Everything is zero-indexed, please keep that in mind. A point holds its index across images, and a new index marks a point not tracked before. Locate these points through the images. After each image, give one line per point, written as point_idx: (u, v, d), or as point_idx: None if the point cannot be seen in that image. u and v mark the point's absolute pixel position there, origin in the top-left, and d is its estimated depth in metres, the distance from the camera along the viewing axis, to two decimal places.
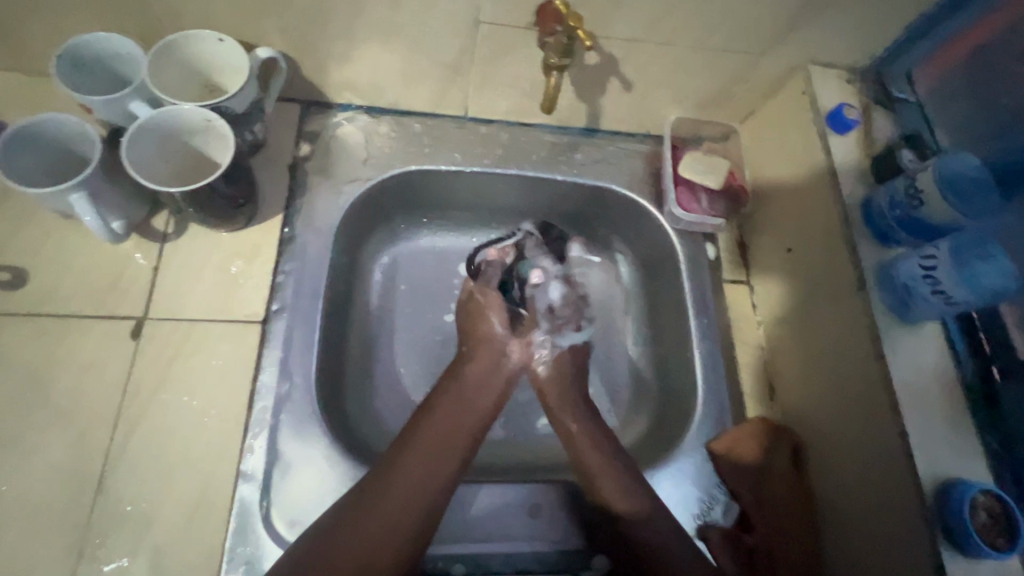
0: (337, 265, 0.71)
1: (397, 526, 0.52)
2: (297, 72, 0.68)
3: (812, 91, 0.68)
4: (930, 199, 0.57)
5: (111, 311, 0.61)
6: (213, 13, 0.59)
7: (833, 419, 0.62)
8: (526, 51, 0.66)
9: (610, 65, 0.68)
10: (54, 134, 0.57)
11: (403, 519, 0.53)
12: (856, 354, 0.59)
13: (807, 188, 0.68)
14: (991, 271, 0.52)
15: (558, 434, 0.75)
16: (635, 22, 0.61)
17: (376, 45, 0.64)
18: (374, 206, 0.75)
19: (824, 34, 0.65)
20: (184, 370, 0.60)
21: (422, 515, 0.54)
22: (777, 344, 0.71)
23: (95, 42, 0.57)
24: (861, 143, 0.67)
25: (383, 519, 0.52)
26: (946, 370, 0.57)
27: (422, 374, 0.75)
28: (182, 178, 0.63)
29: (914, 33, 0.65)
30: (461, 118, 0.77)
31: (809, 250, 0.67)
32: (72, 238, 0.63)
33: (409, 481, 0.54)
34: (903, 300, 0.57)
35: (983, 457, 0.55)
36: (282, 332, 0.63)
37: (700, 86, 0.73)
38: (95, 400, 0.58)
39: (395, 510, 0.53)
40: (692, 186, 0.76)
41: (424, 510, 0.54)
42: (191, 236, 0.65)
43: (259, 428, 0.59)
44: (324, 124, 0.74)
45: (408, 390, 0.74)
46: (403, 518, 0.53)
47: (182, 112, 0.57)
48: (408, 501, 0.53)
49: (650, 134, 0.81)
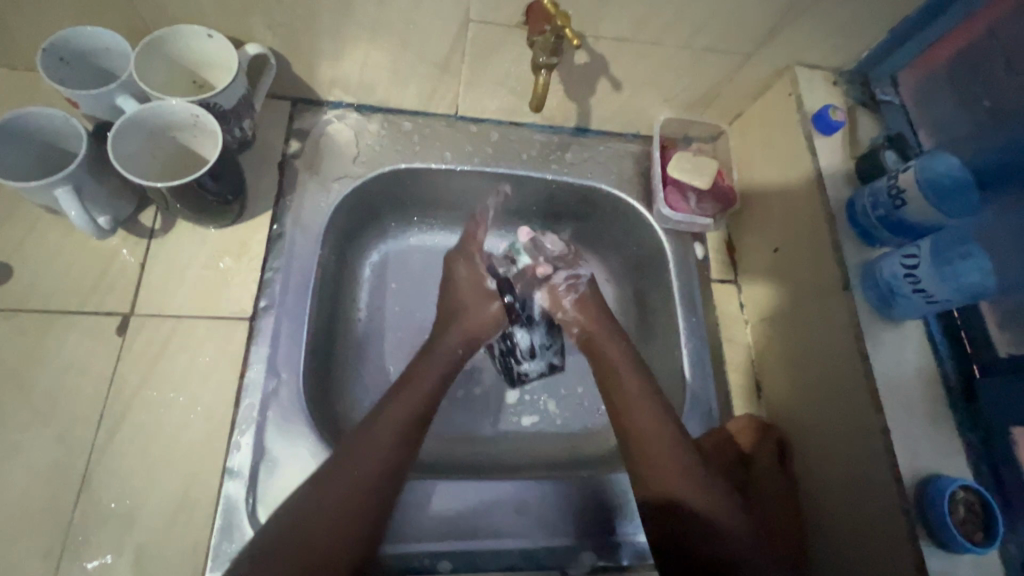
0: (326, 262, 0.71)
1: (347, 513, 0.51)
2: (287, 69, 0.68)
3: (798, 93, 0.69)
4: (912, 199, 0.58)
5: (97, 308, 0.60)
6: (201, 8, 0.59)
7: (817, 417, 0.63)
8: (515, 50, 0.66)
9: (599, 65, 0.68)
10: (40, 129, 0.57)
11: (356, 508, 0.52)
12: (840, 351, 0.60)
13: (792, 188, 0.69)
14: (970, 269, 0.53)
15: (545, 432, 0.76)
16: (624, 22, 0.62)
17: (366, 44, 0.64)
18: (364, 203, 0.75)
19: (809, 37, 0.66)
20: (170, 367, 0.59)
21: (370, 502, 0.53)
22: (763, 343, 0.72)
23: (81, 36, 0.57)
24: (846, 144, 0.68)
25: (335, 506, 0.51)
26: (927, 367, 0.58)
27: None
28: (170, 174, 0.63)
29: (898, 35, 0.66)
30: (452, 117, 0.77)
31: (794, 250, 0.68)
32: (58, 234, 0.62)
33: (363, 465, 0.54)
34: (886, 298, 0.58)
35: (963, 453, 0.56)
36: (269, 329, 0.63)
37: (688, 87, 0.73)
38: (79, 397, 0.57)
39: (344, 495, 0.52)
40: (681, 187, 0.76)
41: (372, 496, 0.53)
42: (179, 232, 0.65)
43: (246, 424, 0.59)
44: (313, 122, 0.74)
45: None
46: (353, 505, 0.52)
47: (170, 107, 0.57)
48: (360, 486, 0.53)
49: (639, 134, 0.82)
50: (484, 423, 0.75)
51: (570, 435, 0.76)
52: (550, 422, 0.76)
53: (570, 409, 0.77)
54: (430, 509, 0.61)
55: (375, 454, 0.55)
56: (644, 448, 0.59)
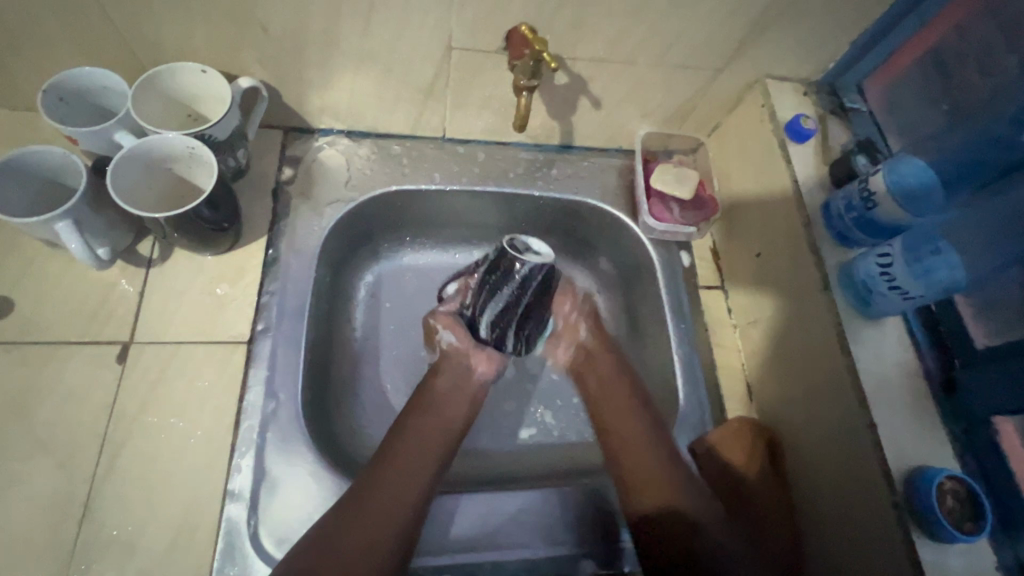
0: (321, 284, 0.72)
1: (377, 548, 0.52)
2: (278, 99, 0.71)
3: (770, 104, 0.72)
4: (882, 201, 0.60)
5: (97, 337, 0.62)
6: (194, 46, 0.61)
7: (806, 416, 0.64)
8: (496, 74, 0.69)
9: (578, 84, 0.71)
10: (40, 166, 0.59)
11: (382, 542, 0.53)
12: (824, 351, 0.62)
13: (770, 194, 0.71)
14: (941, 266, 0.55)
15: (543, 441, 0.77)
16: (600, 43, 0.65)
17: (354, 72, 0.67)
18: (357, 226, 0.77)
19: (776, 51, 0.69)
20: (170, 392, 0.60)
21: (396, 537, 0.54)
22: (752, 345, 0.73)
23: (79, 76, 0.59)
24: (818, 150, 0.70)
25: (363, 542, 0.52)
26: (909, 362, 0.59)
27: (408, 390, 0.76)
28: (167, 206, 0.65)
29: (862, 46, 0.69)
30: (440, 139, 0.80)
31: (776, 254, 0.70)
32: (57, 266, 0.64)
33: (386, 501, 0.55)
34: (864, 297, 0.60)
35: (948, 445, 0.57)
36: (267, 352, 0.64)
37: (666, 102, 0.76)
38: (81, 425, 0.58)
39: (372, 528, 0.53)
40: (663, 198, 0.79)
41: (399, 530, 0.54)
42: (176, 260, 0.67)
43: (245, 447, 0.59)
44: (305, 149, 0.76)
45: (395, 406, 0.75)
46: (385, 534, 0.53)
47: (166, 140, 0.59)
48: (388, 521, 0.54)
49: (621, 149, 0.85)
50: (484, 436, 0.76)
51: (568, 445, 0.78)
52: (547, 431, 0.78)
53: (567, 419, 0.79)
54: (434, 524, 0.62)
55: (399, 491, 0.56)
56: (616, 446, 0.67)
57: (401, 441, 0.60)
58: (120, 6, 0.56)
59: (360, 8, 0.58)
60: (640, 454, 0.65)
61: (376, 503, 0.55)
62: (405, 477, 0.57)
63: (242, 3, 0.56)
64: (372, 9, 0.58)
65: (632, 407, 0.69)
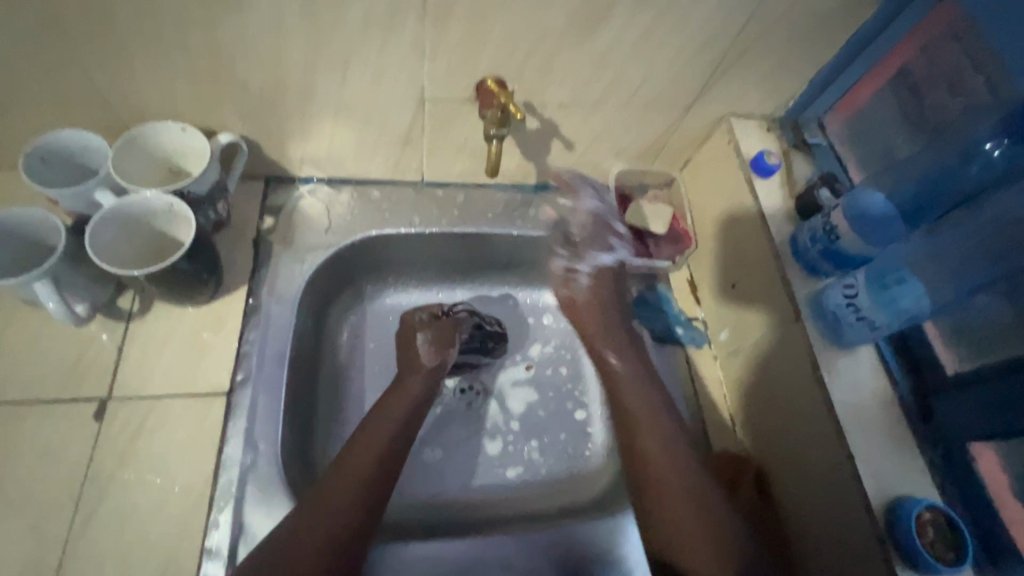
0: (302, 330, 0.73)
1: (332, 536, 0.54)
2: (259, 151, 0.72)
3: (735, 140, 0.75)
4: (845, 233, 0.61)
5: (74, 394, 0.61)
6: (174, 105, 0.64)
7: (785, 447, 0.64)
8: (470, 121, 0.71)
9: (550, 127, 0.74)
10: (20, 226, 0.60)
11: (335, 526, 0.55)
12: (800, 381, 0.62)
13: (740, 228, 0.73)
14: (906, 294, 0.56)
15: (529, 481, 0.77)
16: (567, 90, 0.68)
17: (332, 124, 0.69)
18: (338, 271, 0.78)
19: (736, 91, 0.72)
20: (148, 447, 0.60)
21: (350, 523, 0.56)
22: (733, 376, 0.74)
23: (61, 138, 0.61)
24: (784, 184, 0.73)
25: (317, 529, 0.54)
26: (884, 390, 0.60)
27: None
28: (147, 260, 0.65)
29: (822, 80, 0.72)
30: (419, 183, 0.82)
31: (749, 285, 0.72)
32: (37, 324, 0.64)
33: (338, 487, 0.57)
34: (834, 327, 0.61)
35: (928, 473, 0.57)
36: (247, 402, 0.64)
37: (636, 141, 0.79)
38: (55, 485, 0.57)
39: (326, 516, 0.55)
40: (640, 233, 0.82)
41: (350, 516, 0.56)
42: (157, 313, 0.67)
43: (224, 501, 0.59)
44: (287, 198, 0.77)
45: None
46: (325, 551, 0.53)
47: (147, 198, 0.60)
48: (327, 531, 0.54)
49: (597, 186, 0.87)
50: (470, 478, 0.77)
51: (556, 483, 0.78)
52: (533, 470, 0.78)
53: (554, 457, 0.79)
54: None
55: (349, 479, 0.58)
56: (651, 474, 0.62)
57: (360, 439, 0.63)
58: (103, 70, 0.58)
59: (335, 65, 0.61)
60: (692, 514, 0.59)
61: (334, 494, 0.57)
62: (360, 465, 0.60)
63: (221, 64, 0.59)
64: (346, 65, 0.61)
65: (674, 454, 0.63)
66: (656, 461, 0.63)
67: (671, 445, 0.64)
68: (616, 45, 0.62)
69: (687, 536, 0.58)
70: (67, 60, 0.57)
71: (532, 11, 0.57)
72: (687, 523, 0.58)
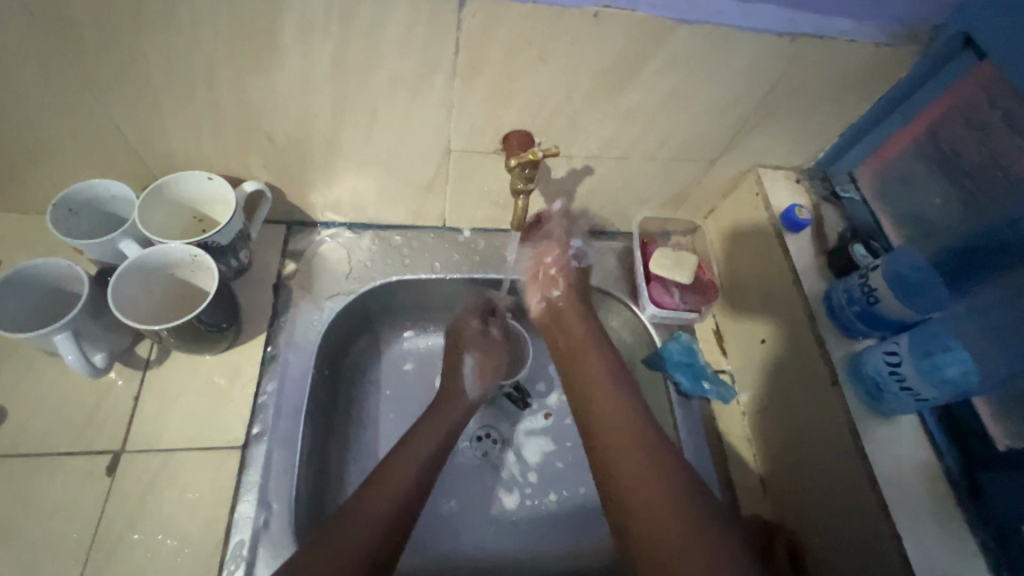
0: (320, 379, 0.71)
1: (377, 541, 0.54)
2: (282, 198, 0.72)
3: (764, 192, 0.73)
4: (883, 296, 0.60)
5: (87, 447, 0.60)
6: (202, 154, 0.64)
7: (820, 515, 0.61)
8: (494, 170, 0.70)
9: (574, 178, 0.73)
10: (44, 276, 0.60)
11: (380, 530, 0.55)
12: (837, 449, 0.59)
13: (770, 281, 0.71)
14: (952, 361, 0.54)
15: (545, 537, 0.74)
16: (595, 140, 0.67)
17: (356, 173, 0.69)
18: (357, 317, 0.77)
19: (766, 144, 0.71)
20: (159, 505, 0.58)
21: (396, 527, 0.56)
22: (761, 436, 0.71)
23: (90, 189, 0.61)
24: (815, 238, 0.71)
25: (356, 536, 0.53)
26: (928, 463, 0.57)
27: None
28: (169, 309, 0.65)
29: (849, 138, 0.71)
30: (440, 229, 0.81)
31: (781, 342, 0.69)
32: (54, 373, 0.63)
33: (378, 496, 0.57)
34: (873, 394, 0.58)
35: (980, 556, 0.54)
36: (261, 457, 0.62)
37: (661, 191, 0.78)
38: (63, 544, 0.55)
39: (364, 525, 0.54)
40: (663, 282, 0.79)
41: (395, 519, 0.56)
42: (174, 363, 0.66)
43: (234, 564, 0.57)
44: (307, 243, 0.77)
45: None
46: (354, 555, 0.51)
47: (171, 250, 0.60)
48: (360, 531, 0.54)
49: (620, 232, 0.85)
50: (486, 533, 0.74)
51: (573, 541, 0.74)
52: (550, 525, 0.75)
53: (571, 512, 0.76)
54: None
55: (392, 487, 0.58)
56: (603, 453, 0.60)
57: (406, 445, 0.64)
58: (134, 123, 0.59)
59: (362, 119, 0.61)
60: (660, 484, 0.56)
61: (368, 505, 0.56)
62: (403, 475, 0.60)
63: (249, 118, 0.59)
64: (373, 120, 0.61)
65: (645, 442, 0.60)
66: (608, 436, 0.61)
67: (642, 431, 0.61)
68: (645, 103, 0.62)
69: (626, 493, 0.56)
70: (99, 114, 0.57)
71: (562, 71, 0.57)
72: (645, 498, 0.56)
